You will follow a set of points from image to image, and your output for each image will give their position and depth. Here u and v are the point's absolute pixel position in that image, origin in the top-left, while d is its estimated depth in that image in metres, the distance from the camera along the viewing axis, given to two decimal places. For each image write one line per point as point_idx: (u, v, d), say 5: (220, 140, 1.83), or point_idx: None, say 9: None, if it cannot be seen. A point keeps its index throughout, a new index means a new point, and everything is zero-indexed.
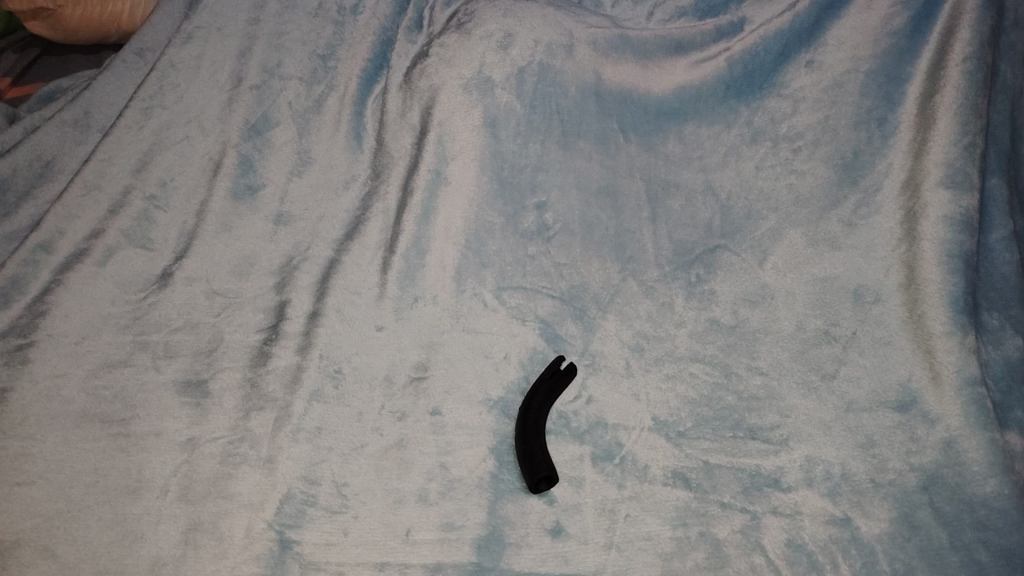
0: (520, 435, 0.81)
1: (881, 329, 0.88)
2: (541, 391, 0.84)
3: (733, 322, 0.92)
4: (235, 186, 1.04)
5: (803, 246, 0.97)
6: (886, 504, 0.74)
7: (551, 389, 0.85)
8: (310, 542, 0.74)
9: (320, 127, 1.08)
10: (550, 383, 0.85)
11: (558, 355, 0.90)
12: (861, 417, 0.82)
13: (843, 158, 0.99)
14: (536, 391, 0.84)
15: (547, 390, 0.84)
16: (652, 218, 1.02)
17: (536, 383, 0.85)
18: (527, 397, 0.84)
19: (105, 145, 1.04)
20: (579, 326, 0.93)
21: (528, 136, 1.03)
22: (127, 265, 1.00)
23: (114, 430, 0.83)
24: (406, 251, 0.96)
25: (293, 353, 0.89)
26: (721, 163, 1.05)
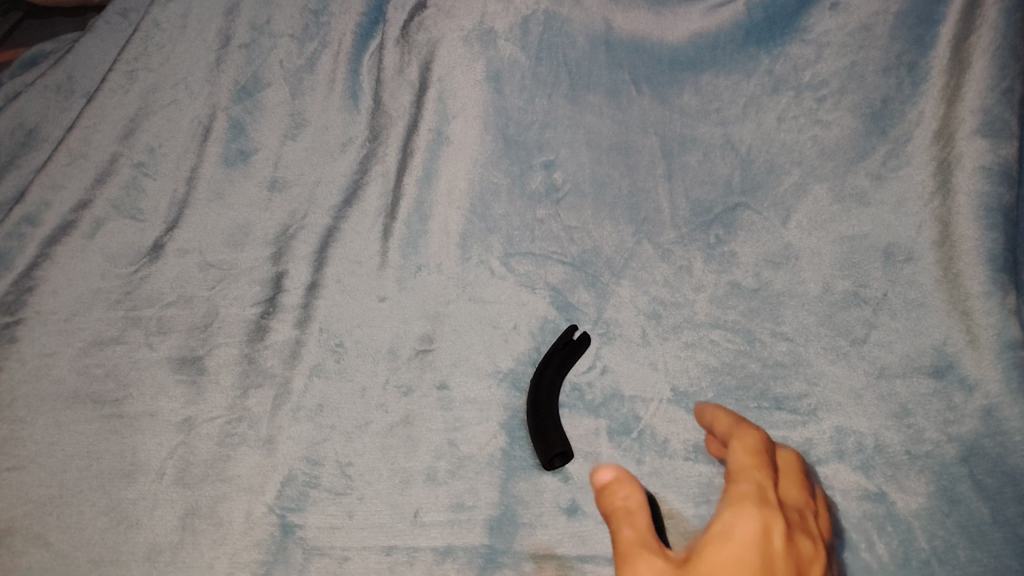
0: (532, 410, 0.76)
1: (913, 290, 0.84)
2: (552, 363, 0.80)
3: (756, 285, 0.87)
4: (227, 151, 0.97)
5: (830, 202, 0.90)
6: (922, 477, 0.72)
7: (563, 360, 0.80)
8: (314, 525, 0.71)
9: (314, 87, 0.99)
10: (562, 355, 0.80)
11: (571, 324, 0.85)
12: (894, 383, 0.78)
13: (871, 107, 0.92)
14: (548, 363, 0.80)
15: (559, 363, 0.80)
16: (667, 175, 0.95)
17: (548, 354, 0.80)
18: (538, 369, 0.79)
19: (89, 110, 0.97)
20: (592, 292, 0.87)
21: (534, 91, 0.97)
22: (116, 237, 0.93)
23: (107, 410, 0.79)
24: (408, 217, 0.92)
25: (292, 327, 0.85)
26: (740, 115, 0.97)
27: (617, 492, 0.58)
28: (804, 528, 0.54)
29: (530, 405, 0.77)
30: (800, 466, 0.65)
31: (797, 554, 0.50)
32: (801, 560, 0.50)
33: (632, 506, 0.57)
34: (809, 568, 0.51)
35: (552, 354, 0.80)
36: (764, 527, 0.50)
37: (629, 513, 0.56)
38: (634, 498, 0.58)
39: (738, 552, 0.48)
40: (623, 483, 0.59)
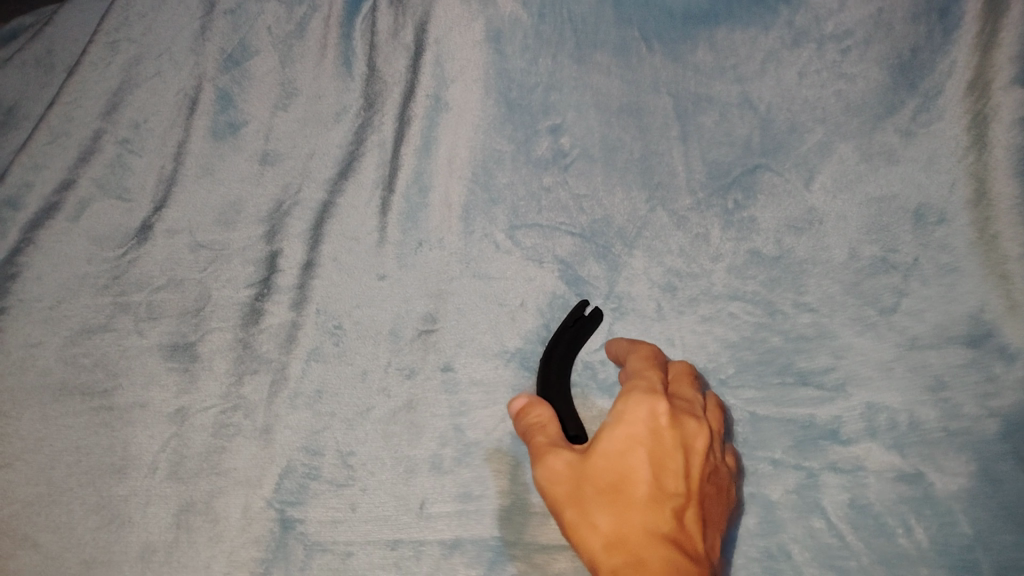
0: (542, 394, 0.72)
1: (945, 253, 0.79)
2: (562, 342, 0.75)
3: (777, 252, 0.81)
4: (214, 124, 0.90)
5: (856, 161, 0.85)
6: (962, 457, 0.68)
7: (574, 339, 0.76)
8: (315, 520, 0.69)
9: (304, 53, 0.92)
10: (573, 334, 0.76)
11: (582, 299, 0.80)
12: (927, 355, 0.74)
13: (900, 57, 0.86)
14: (557, 343, 0.75)
15: (569, 342, 0.75)
16: (682, 138, 0.88)
17: (558, 334, 0.76)
18: (547, 349, 0.75)
19: (70, 86, 0.91)
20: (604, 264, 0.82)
21: (538, 50, 0.91)
22: (102, 218, 0.86)
23: (96, 402, 0.76)
24: (407, 189, 0.87)
25: (287, 309, 0.80)
26: (759, 71, 0.89)
27: (529, 412, 0.67)
28: (692, 409, 0.63)
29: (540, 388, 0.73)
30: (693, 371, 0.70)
31: (682, 427, 0.60)
32: (687, 434, 0.60)
33: (548, 420, 0.66)
34: (695, 438, 0.61)
35: (561, 332, 0.76)
36: (650, 409, 0.60)
37: (543, 425, 0.65)
38: (546, 414, 0.66)
39: (630, 433, 0.59)
40: (539, 404, 0.67)
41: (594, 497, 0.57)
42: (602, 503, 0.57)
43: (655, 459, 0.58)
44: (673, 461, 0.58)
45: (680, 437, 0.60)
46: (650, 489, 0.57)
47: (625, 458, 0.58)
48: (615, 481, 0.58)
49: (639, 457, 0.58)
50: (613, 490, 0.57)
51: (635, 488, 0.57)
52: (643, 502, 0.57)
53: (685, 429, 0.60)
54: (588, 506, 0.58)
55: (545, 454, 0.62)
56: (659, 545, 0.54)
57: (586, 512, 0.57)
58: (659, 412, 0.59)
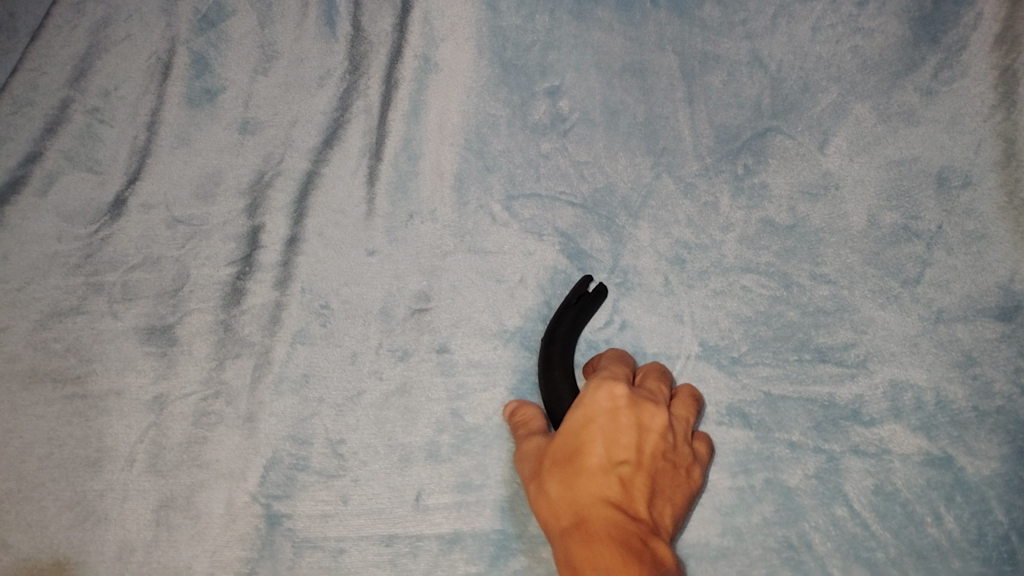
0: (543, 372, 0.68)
1: (971, 220, 0.74)
2: (566, 321, 0.70)
3: (791, 221, 0.76)
4: (190, 90, 0.84)
5: (874, 122, 0.79)
6: (994, 439, 0.65)
7: (578, 317, 0.71)
8: (304, 514, 0.66)
9: (284, 12, 0.86)
10: (577, 309, 0.71)
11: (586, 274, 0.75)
12: (955, 329, 0.70)
13: (920, 9, 0.81)
14: (562, 320, 0.70)
15: (573, 319, 0.71)
16: (688, 99, 0.82)
17: (561, 311, 0.71)
18: (550, 327, 0.70)
19: (34, 50, 0.85)
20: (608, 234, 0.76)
21: (534, 7, 0.86)
22: (73, 192, 0.80)
23: (69, 390, 0.71)
24: (395, 157, 0.81)
25: (271, 288, 0.75)
26: (769, 26, 0.84)
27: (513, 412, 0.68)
28: (655, 394, 0.61)
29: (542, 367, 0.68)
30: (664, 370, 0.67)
31: (642, 408, 0.59)
32: (646, 415, 0.59)
33: (529, 416, 0.66)
34: (655, 421, 0.59)
35: (566, 307, 0.71)
36: (610, 390, 0.59)
37: (524, 420, 0.66)
38: (532, 411, 0.67)
39: (587, 412, 0.58)
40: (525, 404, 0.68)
41: (550, 469, 0.58)
42: (556, 475, 0.57)
43: (609, 436, 0.57)
44: (628, 438, 0.58)
45: (638, 417, 0.58)
46: (603, 464, 0.57)
47: (581, 434, 0.58)
48: (569, 455, 0.58)
49: (594, 433, 0.57)
50: (567, 464, 0.57)
51: (588, 460, 0.57)
52: (594, 472, 0.57)
53: (645, 410, 0.59)
54: (543, 479, 0.58)
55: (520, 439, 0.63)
56: (604, 510, 0.55)
57: (542, 484, 0.58)
58: (618, 393, 0.58)
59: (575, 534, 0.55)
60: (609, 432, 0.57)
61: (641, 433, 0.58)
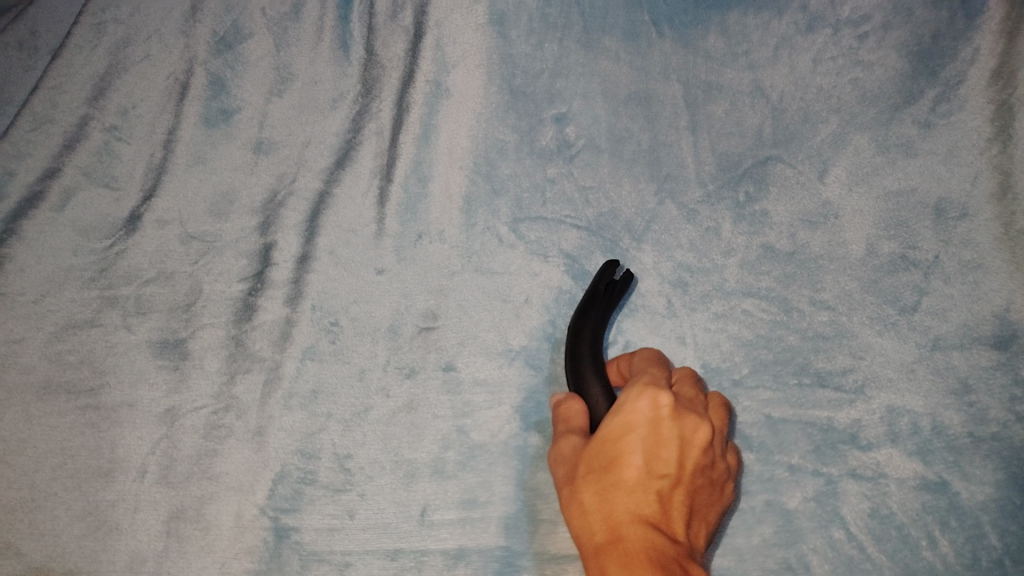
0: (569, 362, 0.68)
1: (969, 250, 0.76)
2: (594, 308, 0.71)
3: (791, 247, 0.78)
4: (206, 110, 0.86)
5: (872, 153, 0.81)
6: (989, 465, 0.66)
7: (605, 305, 0.72)
8: (311, 528, 0.67)
9: (300, 36, 0.88)
10: (603, 302, 0.72)
11: (609, 261, 0.76)
12: (951, 356, 0.71)
13: (919, 44, 0.83)
14: (589, 312, 0.71)
15: (601, 308, 0.72)
16: (692, 127, 0.84)
17: (586, 302, 0.72)
18: (578, 314, 0.71)
19: (55, 69, 0.87)
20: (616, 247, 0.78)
21: (543, 35, 0.88)
22: (89, 208, 0.82)
23: (83, 402, 0.72)
24: (405, 179, 0.83)
25: (282, 304, 0.77)
26: (771, 57, 0.87)
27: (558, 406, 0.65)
28: (694, 405, 0.59)
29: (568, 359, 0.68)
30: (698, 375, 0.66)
31: (683, 420, 0.56)
32: (688, 429, 0.56)
33: (571, 412, 0.63)
34: (696, 434, 0.56)
35: (592, 299, 0.72)
36: (652, 400, 0.56)
37: (566, 419, 0.63)
38: (575, 407, 0.63)
39: (626, 421, 0.56)
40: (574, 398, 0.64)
41: (584, 477, 0.56)
42: (590, 484, 0.55)
43: (650, 449, 0.55)
44: (668, 452, 0.55)
45: (680, 430, 0.56)
46: (640, 477, 0.54)
47: (620, 442, 0.55)
48: (605, 464, 0.55)
49: (634, 443, 0.55)
50: (603, 474, 0.55)
51: (625, 471, 0.54)
52: (630, 486, 0.54)
53: (688, 422, 0.56)
54: (576, 487, 0.56)
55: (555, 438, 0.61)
56: (642, 527, 0.52)
57: (574, 492, 0.56)
58: (661, 403, 0.55)
59: (610, 551, 0.52)
60: (648, 444, 0.55)
61: (682, 448, 0.56)
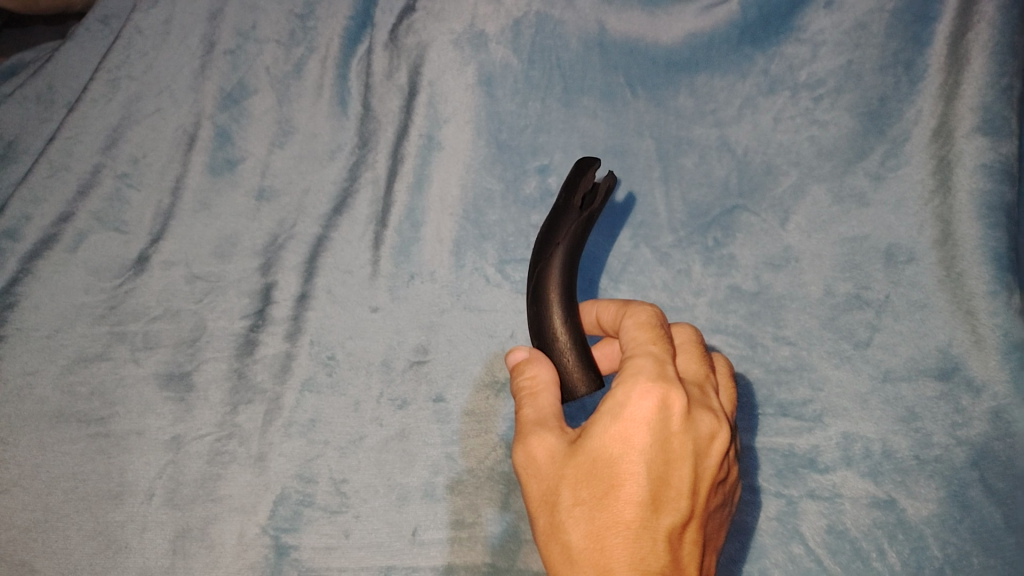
0: (532, 297, 0.70)
1: (916, 291, 0.83)
2: (568, 234, 0.71)
3: (756, 288, 0.85)
4: (212, 160, 0.92)
5: (828, 203, 0.88)
6: (933, 483, 0.73)
7: (580, 229, 0.71)
8: (309, 546, 0.72)
9: (302, 93, 0.94)
10: (577, 224, 0.71)
11: (583, 169, 0.73)
12: (900, 387, 0.78)
13: (868, 105, 0.90)
14: (559, 237, 0.71)
15: (575, 233, 0.71)
16: (663, 178, 0.92)
17: (559, 226, 0.72)
18: (552, 242, 0.72)
19: (69, 120, 0.92)
20: (595, 163, 0.74)
21: (527, 94, 0.95)
22: (100, 249, 0.87)
23: (94, 429, 0.77)
24: (399, 224, 0.90)
25: (282, 340, 0.82)
26: (736, 116, 0.93)
27: (524, 371, 0.63)
28: (707, 401, 0.56)
29: (530, 295, 0.70)
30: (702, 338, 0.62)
31: (695, 430, 0.53)
32: (699, 439, 0.53)
33: (539, 384, 0.61)
34: (707, 445, 0.54)
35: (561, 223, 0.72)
36: (659, 406, 0.52)
37: (534, 393, 0.61)
38: (541, 376, 0.62)
39: (627, 435, 0.52)
40: (535, 358, 0.63)
41: (572, 509, 0.53)
42: (582, 520, 0.52)
43: (656, 470, 0.52)
44: (679, 472, 0.52)
45: (691, 444, 0.53)
46: (644, 511, 0.51)
47: (619, 462, 0.52)
48: (601, 490, 0.52)
49: (636, 466, 0.52)
50: (598, 507, 0.52)
51: (623, 506, 0.51)
52: (632, 527, 0.51)
53: (699, 433, 0.53)
54: (563, 513, 0.53)
55: (527, 431, 0.58)
56: None
57: (560, 524, 0.53)
58: (670, 412, 0.52)
59: None
60: (653, 466, 0.52)
61: (693, 467, 0.53)
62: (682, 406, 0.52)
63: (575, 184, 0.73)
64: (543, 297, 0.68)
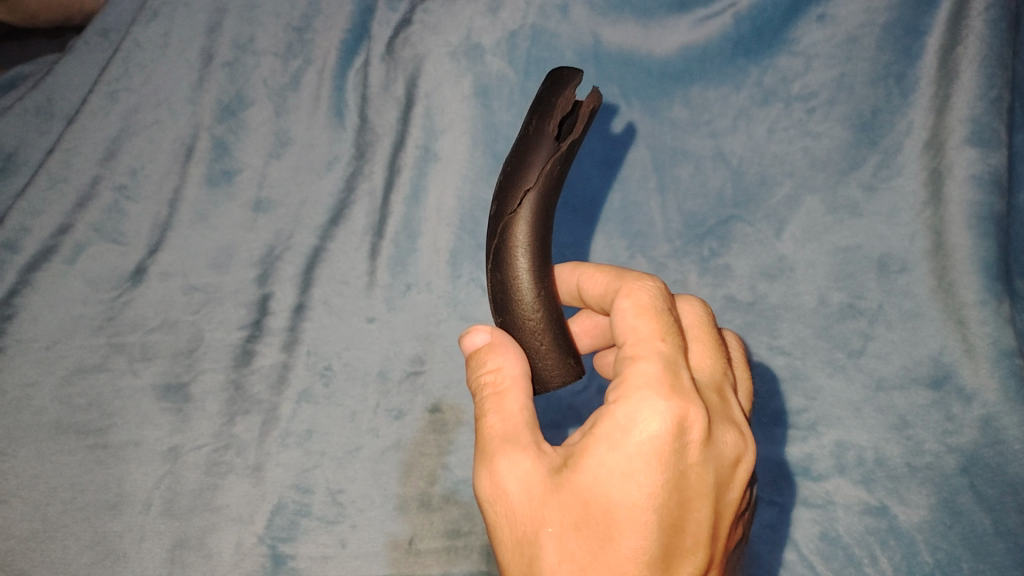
0: (494, 263, 0.63)
1: (908, 300, 0.84)
2: (544, 174, 0.61)
3: (751, 298, 0.86)
4: (210, 171, 0.91)
5: (823, 213, 0.88)
6: (924, 490, 0.74)
7: (558, 166, 0.61)
8: (306, 555, 0.73)
9: (298, 105, 0.93)
10: (553, 163, 0.61)
11: (564, 87, 0.61)
12: (893, 396, 0.79)
13: (861, 117, 0.89)
14: (530, 183, 0.61)
15: (553, 172, 0.61)
16: (660, 189, 0.93)
17: (530, 165, 0.61)
18: (523, 186, 0.62)
19: (68, 133, 0.91)
20: (575, 75, 0.61)
21: (523, 105, 0.95)
22: (99, 261, 0.88)
23: (91, 440, 0.77)
24: (396, 235, 0.90)
25: (279, 350, 0.83)
26: (731, 126, 0.93)
27: (487, 363, 0.59)
28: (727, 418, 0.54)
29: (493, 258, 0.64)
30: (709, 326, 0.60)
31: (712, 459, 0.52)
32: (716, 470, 0.52)
33: (503, 380, 0.58)
34: (725, 474, 0.53)
35: (531, 161, 0.61)
36: (671, 438, 0.49)
37: (499, 392, 0.57)
38: (508, 373, 0.58)
39: (633, 475, 0.49)
40: (499, 348, 0.59)
41: (560, 563, 0.52)
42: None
43: (671, 517, 0.50)
44: (695, 512, 0.51)
45: (708, 480, 0.51)
46: (653, 565, 0.51)
47: (621, 510, 0.50)
48: (598, 540, 0.51)
49: (646, 513, 0.50)
50: (596, 560, 0.51)
51: (625, 562, 0.50)
52: None
53: (716, 463, 0.52)
54: (546, 568, 0.52)
55: (497, 450, 0.55)
56: None
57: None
58: (686, 445, 0.50)
59: None
60: (667, 511, 0.50)
61: (711, 504, 0.52)
62: (699, 435, 0.50)
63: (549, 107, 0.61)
64: (508, 266, 0.62)
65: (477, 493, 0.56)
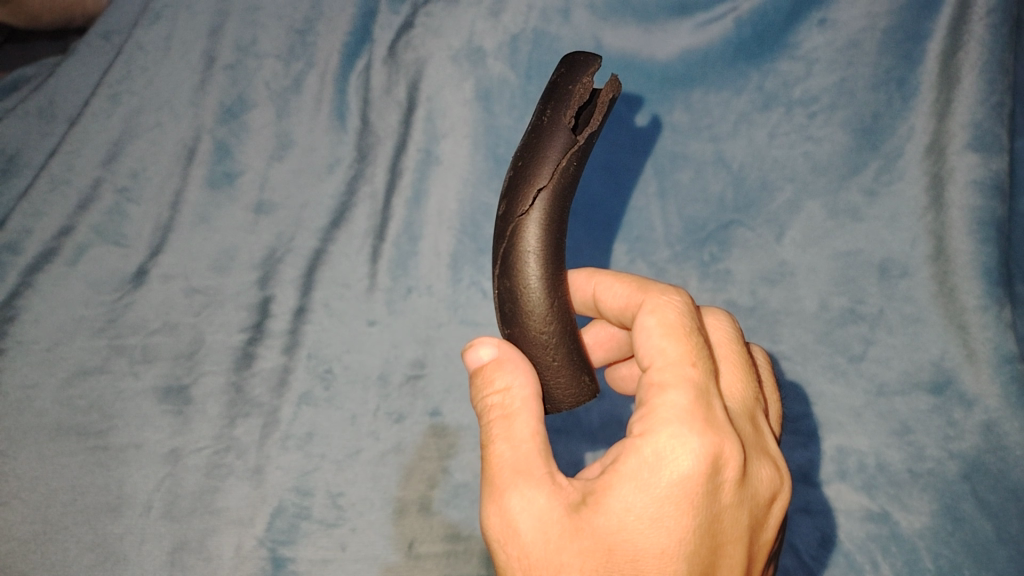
0: (502, 269, 0.62)
1: (909, 305, 0.83)
2: (560, 173, 0.60)
3: (751, 303, 0.87)
4: (212, 173, 0.91)
5: (823, 219, 0.88)
6: (925, 496, 0.74)
7: (574, 164, 0.60)
8: (305, 559, 0.73)
9: (300, 107, 0.93)
10: (569, 160, 0.60)
11: (582, 76, 0.60)
12: (894, 401, 0.79)
13: (861, 122, 0.90)
14: (542, 182, 0.60)
15: (568, 170, 0.60)
16: (660, 194, 0.93)
17: (543, 162, 0.60)
18: (533, 184, 0.60)
19: (71, 135, 0.91)
20: (593, 65, 0.61)
21: (525, 109, 0.95)
22: (100, 263, 0.87)
23: (92, 442, 0.77)
24: (397, 238, 0.90)
25: (279, 353, 0.83)
26: (732, 131, 0.93)
27: (494, 382, 0.58)
28: (758, 454, 0.54)
29: (502, 263, 0.62)
30: (740, 347, 0.60)
31: (743, 499, 0.52)
32: (749, 509, 0.53)
33: (508, 403, 0.56)
34: (756, 512, 0.54)
35: (544, 158, 0.60)
36: (703, 479, 0.50)
37: (508, 416, 0.56)
38: (518, 396, 0.57)
39: (662, 517, 0.50)
40: (506, 365, 0.58)
41: None
42: None
43: (702, 563, 0.50)
44: (727, 555, 0.52)
45: (739, 522, 0.52)
46: None
47: (649, 555, 0.50)
48: None
49: (677, 558, 0.50)
50: None
51: None
52: None
53: (748, 503, 0.53)
54: None
55: (508, 485, 0.53)
56: None
57: None
58: (718, 486, 0.50)
59: None
60: (698, 556, 0.50)
61: (742, 545, 0.53)
62: (732, 474, 0.51)
63: (566, 95, 0.60)
64: (518, 272, 0.61)
65: (485, 531, 0.54)
